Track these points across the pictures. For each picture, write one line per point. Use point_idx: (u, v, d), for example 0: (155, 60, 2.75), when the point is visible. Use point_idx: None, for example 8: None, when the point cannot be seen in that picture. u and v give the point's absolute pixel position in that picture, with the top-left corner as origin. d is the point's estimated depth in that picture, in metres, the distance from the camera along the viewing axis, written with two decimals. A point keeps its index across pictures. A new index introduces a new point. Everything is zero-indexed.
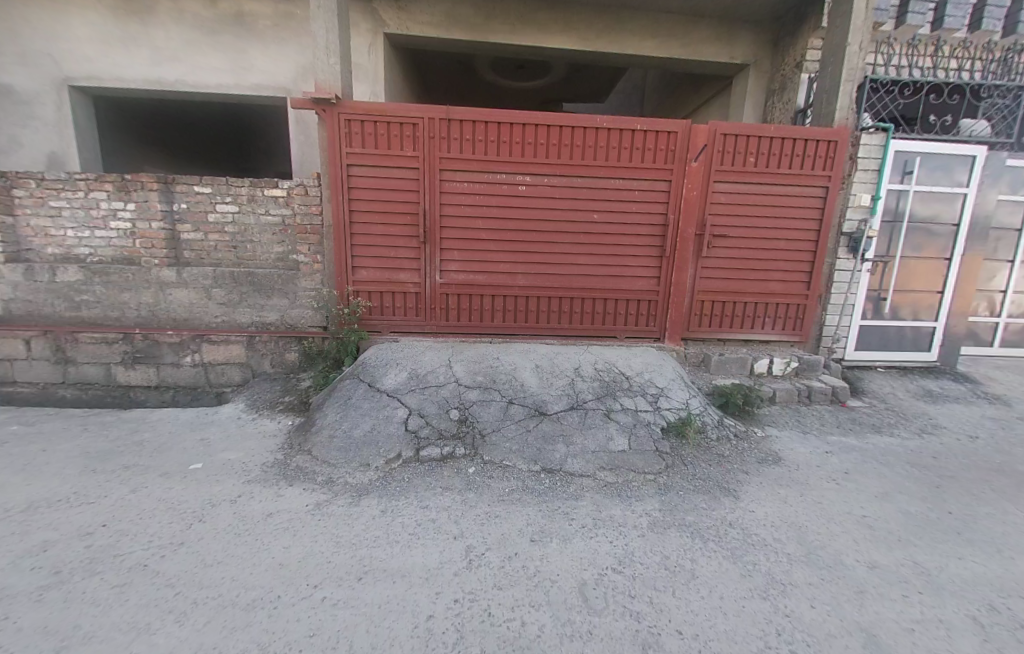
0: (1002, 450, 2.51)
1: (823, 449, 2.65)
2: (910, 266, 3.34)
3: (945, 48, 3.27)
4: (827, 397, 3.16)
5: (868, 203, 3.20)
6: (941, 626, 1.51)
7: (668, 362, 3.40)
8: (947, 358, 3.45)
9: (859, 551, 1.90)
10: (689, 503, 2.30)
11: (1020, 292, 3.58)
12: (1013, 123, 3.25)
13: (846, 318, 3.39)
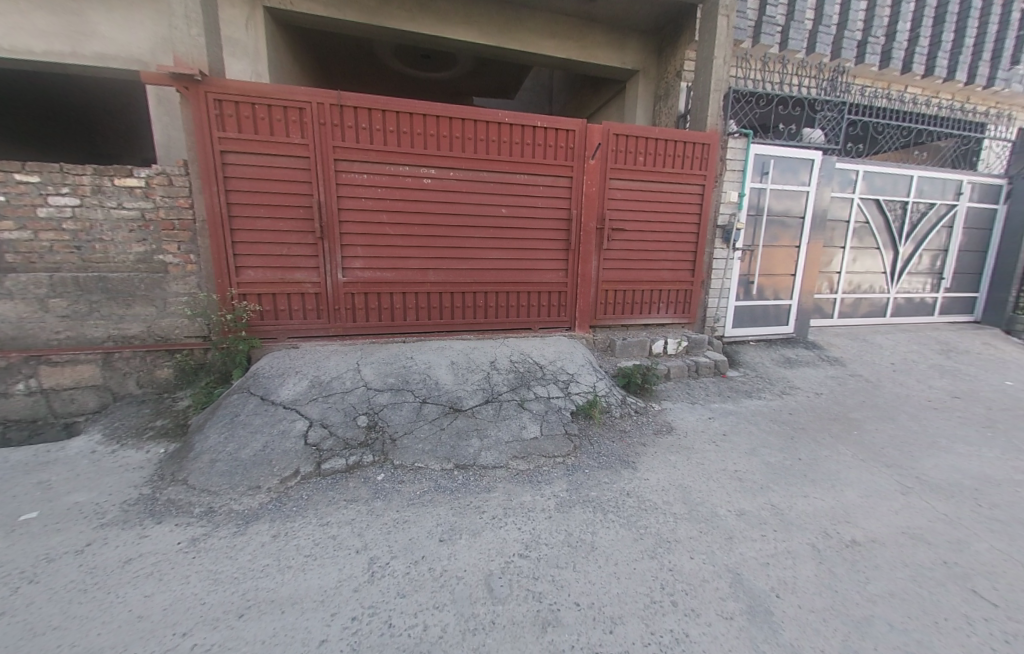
0: (837, 402, 3.03)
1: (707, 415, 3.00)
2: (770, 253, 3.86)
3: (789, 66, 3.75)
4: (712, 369, 3.55)
5: (735, 199, 3.64)
6: (788, 557, 1.79)
7: (578, 349, 3.55)
8: (801, 329, 4.03)
9: (731, 501, 2.16)
10: (595, 480, 2.42)
11: (852, 272, 4.19)
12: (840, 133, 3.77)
13: (723, 300, 3.84)
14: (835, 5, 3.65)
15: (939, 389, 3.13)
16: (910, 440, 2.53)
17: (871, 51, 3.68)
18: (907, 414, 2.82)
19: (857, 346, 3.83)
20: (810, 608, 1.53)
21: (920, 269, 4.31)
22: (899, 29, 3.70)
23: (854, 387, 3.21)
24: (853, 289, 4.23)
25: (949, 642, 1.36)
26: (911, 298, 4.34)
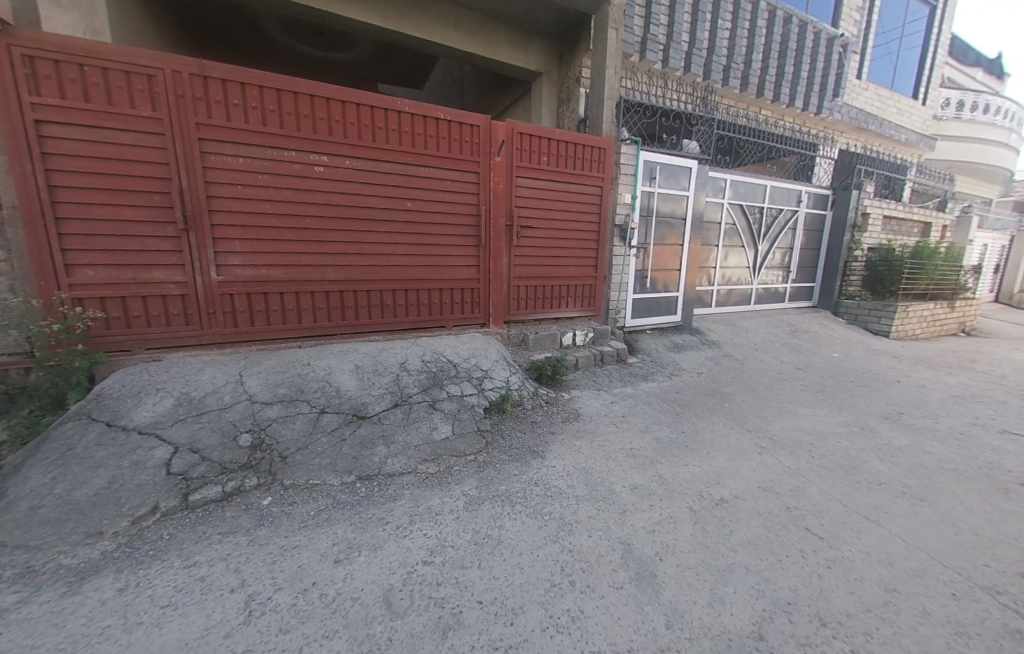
0: (714, 379, 3.48)
1: (609, 399, 3.22)
2: (660, 250, 4.28)
3: (670, 82, 4.16)
4: (614, 357, 3.82)
5: (629, 201, 3.96)
6: (671, 522, 1.99)
7: (492, 345, 3.55)
8: (687, 317, 4.52)
9: (626, 478, 2.34)
10: (505, 475, 2.42)
11: (725, 267, 4.85)
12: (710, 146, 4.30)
13: (623, 293, 4.16)
14: (705, 27, 4.03)
15: (786, 363, 3.77)
16: (765, 407, 2.99)
17: (732, 75, 4.21)
18: (764, 385, 3.35)
19: (729, 330, 4.42)
20: (686, 566, 1.72)
21: (774, 264, 5.15)
22: (754, 57, 4.24)
23: (726, 366, 3.72)
24: (725, 281, 4.89)
25: (789, 577, 1.64)
26: (769, 289, 5.17)
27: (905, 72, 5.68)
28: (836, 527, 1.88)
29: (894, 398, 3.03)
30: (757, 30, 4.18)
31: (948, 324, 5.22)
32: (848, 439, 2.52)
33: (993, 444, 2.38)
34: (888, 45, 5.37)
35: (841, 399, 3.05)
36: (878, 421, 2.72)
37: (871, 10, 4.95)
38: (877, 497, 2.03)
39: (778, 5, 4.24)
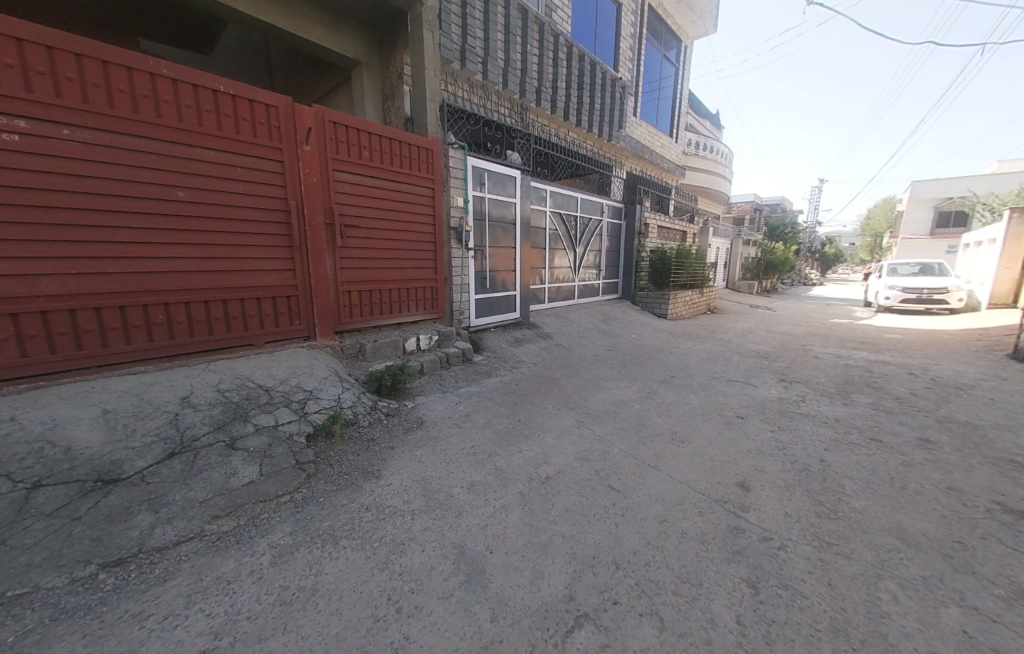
0: (548, 367, 3.84)
1: (453, 402, 3.18)
2: (495, 253, 4.52)
3: (490, 95, 4.37)
4: (460, 357, 3.82)
5: (461, 204, 4.04)
6: (502, 512, 2.03)
7: (320, 360, 3.06)
8: (524, 313, 4.89)
9: (463, 479, 2.30)
10: (333, 512, 1.98)
11: (553, 267, 5.46)
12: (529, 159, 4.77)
13: (465, 294, 4.23)
14: (518, 49, 4.38)
15: (601, 346, 4.46)
16: (584, 386, 3.43)
17: (543, 97, 4.71)
18: (585, 366, 3.86)
19: (558, 322, 4.98)
20: (512, 551, 1.76)
21: (590, 264, 6.06)
22: (559, 84, 4.84)
23: (556, 354, 4.16)
24: (554, 279, 5.50)
25: (594, 534, 1.86)
26: (588, 284, 6.07)
27: (664, 115, 7.43)
28: (630, 479, 2.23)
29: (669, 365, 3.90)
30: (559, 62, 4.80)
31: (700, 305, 7.04)
32: (640, 403, 3.09)
33: (722, 390, 3.27)
34: (652, 92, 6.91)
35: (637, 371, 3.74)
36: (660, 385, 3.43)
37: (639, 63, 6.26)
38: (657, 446, 2.52)
39: (573, 44, 4.95)
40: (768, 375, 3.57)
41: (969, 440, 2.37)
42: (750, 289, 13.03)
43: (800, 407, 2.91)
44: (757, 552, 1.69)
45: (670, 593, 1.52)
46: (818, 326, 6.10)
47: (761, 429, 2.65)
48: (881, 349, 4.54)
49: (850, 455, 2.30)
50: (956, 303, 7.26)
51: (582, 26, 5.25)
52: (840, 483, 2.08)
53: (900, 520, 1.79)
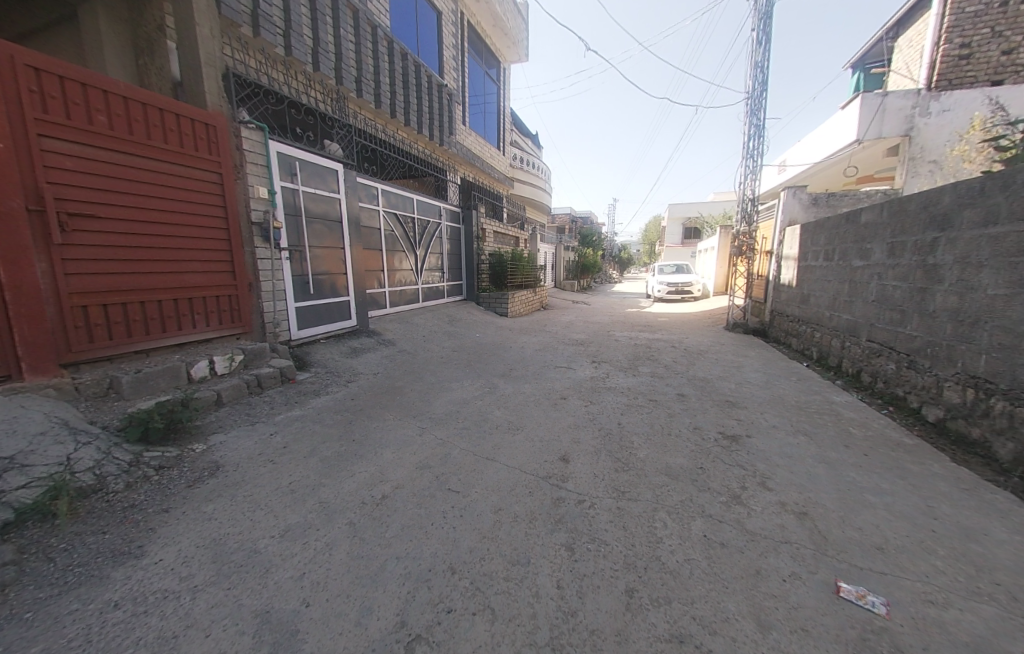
0: (389, 376, 3.58)
1: (267, 433, 2.56)
2: (318, 254, 3.96)
3: (294, 73, 3.81)
4: (277, 379, 3.16)
5: (266, 196, 3.39)
6: (326, 550, 1.66)
7: (32, 408, 1.99)
8: (361, 320, 4.48)
9: (276, 523, 1.81)
10: (54, 628, 1.23)
11: (392, 270, 5.18)
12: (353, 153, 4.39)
13: (280, 302, 3.57)
14: (329, 31, 3.96)
15: (446, 348, 4.46)
16: (427, 390, 3.34)
17: (364, 89, 4.40)
18: (429, 370, 3.77)
19: (402, 328, 4.76)
20: (336, 594, 1.43)
21: (433, 267, 6.03)
22: (381, 79, 4.61)
23: (399, 361, 3.93)
24: (395, 283, 5.24)
25: (432, 543, 1.71)
26: (432, 287, 6.01)
27: (492, 129, 8.02)
28: (470, 477, 2.22)
29: (508, 359, 4.18)
30: (380, 56, 4.57)
31: (535, 303, 7.88)
32: (482, 399, 3.18)
33: (550, 376, 3.67)
34: (478, 106, 7.36)
35: (478, 369, 3.86)
36: (499, 379, 3.62)
37: (463, 75, 6.56)
38: (495, 438, 2.62)
39: (393, 40, 4.80)
40: (584, 359, 4.21)
41: (705, 390, 3.29)
42: (573, 289, 15.72)
43: (606, 382, 3.50)
44: (574, 516, 1.89)
45: (501, 580, 1.52)
46: (619, 315, 7.63)
47: (579, 405, 3.06)
48: (656, 330, 5.97)
49: (638, 416, 2.87)
50: (697, 293, 10.23)
51: (403, 25, 5.15)
52: (632, 439, 2.56)
53: (667, 460, 2.30)
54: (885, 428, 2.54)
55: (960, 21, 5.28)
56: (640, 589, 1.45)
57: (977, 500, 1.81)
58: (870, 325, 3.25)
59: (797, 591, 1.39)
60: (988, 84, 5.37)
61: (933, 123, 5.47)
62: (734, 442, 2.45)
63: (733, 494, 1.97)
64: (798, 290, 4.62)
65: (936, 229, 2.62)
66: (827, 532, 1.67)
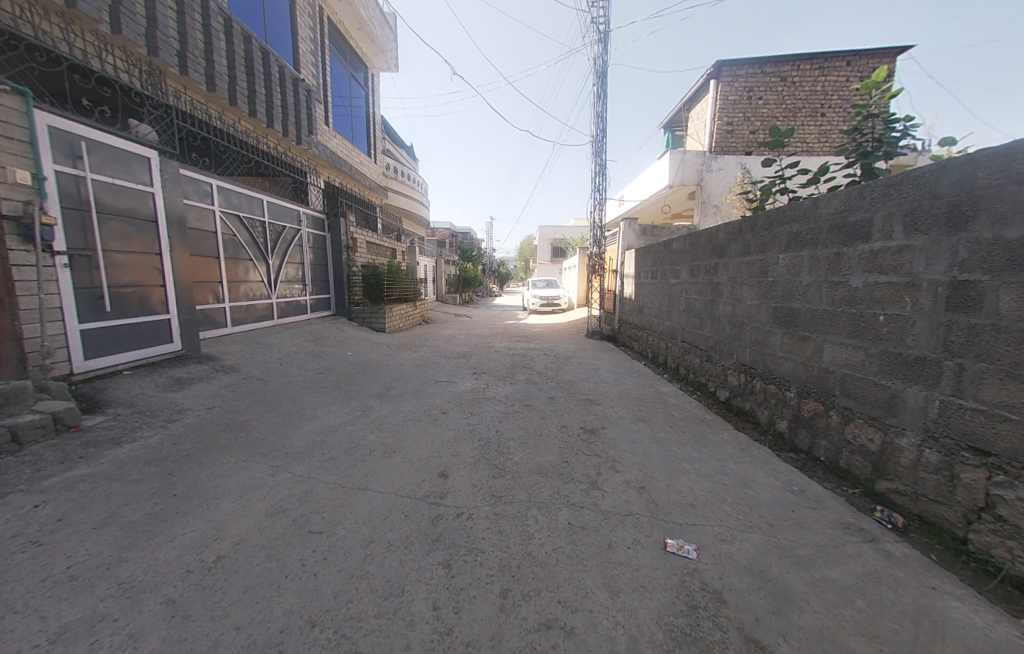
0: (230, 409, 2.99)
1: (28, 505, 1.84)
2: (119, 261, 3.10)
3: (78, 29, 2.95)
4: (46, 429, 2.31)
5: (29, 181, 2.50)
6: (127, 646, 1.27)
7: None
8: (190, 343, 3.66)
9: (40, 629, 1.30)
10: None
11: (234, 282, 4.38)
12: (173, 139, 3.60)
13: (54, 324, 2.65)
14: None
15: (310, 370, 3.97)
16: (284, 421, 2.91)
17: (191, 67, 3.70)
18: (286, 398, 3.29)
19: (250, 349, 4.05)
20: None
21: (292, 278, 5.35)
22: (216, 59, 3.94)
23: (246, 389, 3.33)
24: (239, 297, 4.45)
25: (285, 599, 1.47)
26: (291, 302, 5.31)
27: (360, 134, 7.61)
28: (335, 513, 1.99)
29: (384, 378, 3.95)
30: (214, 32, 3.91)
31: (415, 317, 7.66)
32: (353, 424, 2.93)
33: (428, 392, 3.60)
34: (343, 108, 6.90)
35: (349, 391, 3.55)
36: (374, 400, 3.39)
37: (324, 72, 6.09)
38: (368, 465, 2.43)
39: (233, 18, 4.18)
40: (464, 371, 4.27)
41: (570, 392, 3.69)
42: (457, 302, 15.85)
43: (485, 393, 3.62)
44: (451, 531, 1.88)
45: (371, 619, 1.40)
46: (498, 327, 8.01)
47: (458, 419, 3.08)
48: (531, 339, 6.48)
49: (512, 422, 3.04)
50: (564, 305, 11.50)
51: (244, 5, 4.52)
52: (507, 444, 2.70)
53: (538, 460, 2.49)
54: (694, 409, 3.25)
55: (726, 105, 7.36)
56: (513, 587, 1.52)
57: (749, 456, 2.46)
58: (682, 329, 4.16)
59: (638, 554, 1.66)
60: (744, 153, 7.49)
61: (715, 177, 7.32)
62: (592, 434, 2.81)
63: (591, 481, 2.25)
64: (636, 302, 5.63)
65: (717, 256, 3.52)
66: (658, 500, 2.04)
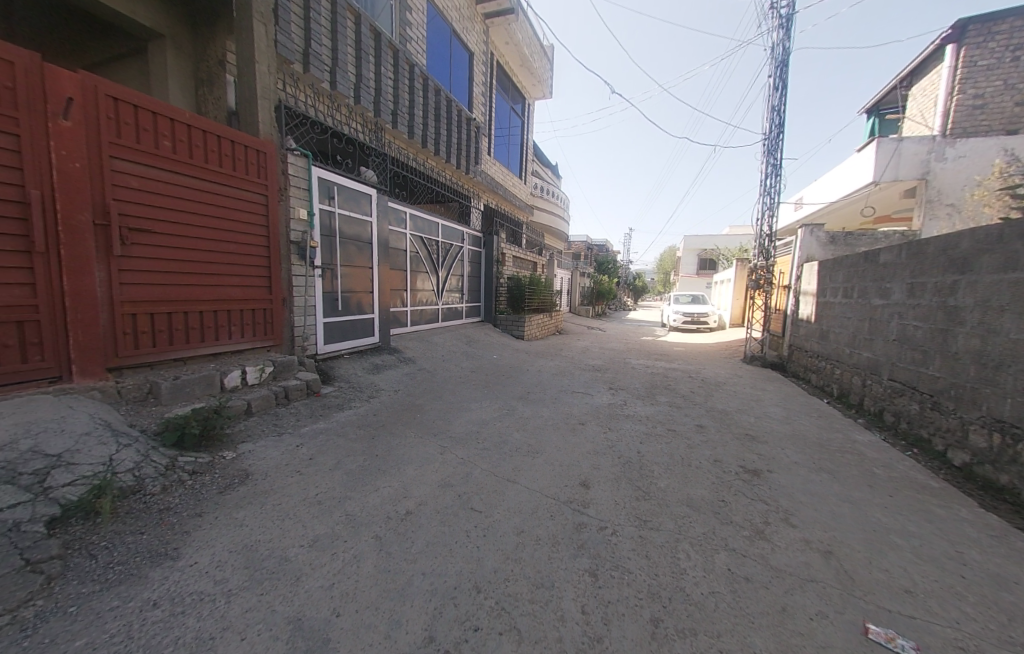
0: (410, 394, 3.67)
1: (294, 444, 2.64)
2: (348, 273, 4.15)
3: (339, 107, 4.09)
4: (302, 392, 3.26)
5: (305, 217, 3.59)
6: (353, 562, 1.69)
7: (80, 410, 2.09)
8: (384, 338, 4.61)
9: (303, 534, 1.84)
10: (97, 622, 1.28)
11: (414, 290, 5.35)
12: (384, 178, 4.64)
13: (310, 317, 3.72)
14: (370, 69, 4.27)
15: (464, 368, 4.56)
16: (446, 409, 3.41)
17: (399, 121, 4.69)
18: (448, 390, 3.86)
19: (422, 346, 4.88)
20: (365, 606, 1.46)
21: (453, 288, 6.23)
22: (416, 112, 4.93)
23: (420, 379, 4.03)
24: (416, 302, 5.41)
25: (456, 562, 1.73)
26: (451, 308, 6.18)
27: (515, 159, 8.40)
28: (491, 498, 2.25)
29: (525, 382, 4.27)
30: (416, 91, 4.90)
31: (550, 327, 8.00)
32: (501, 421, 3.25)
33: (567, 401, 3.73)
34: (503, 137, 7.75)
35: (496, 390, 3.96)
36: (518, 401, 3.70)
37: (490, 108, 6.96)
38: (515, 461, 2.66)
39: (428, 77, 5.15)
40: (601, 385, 4.27)
41: (724, 423, 3.31)
42: (588, 315, 15.80)
43: (623, 410, 3.55)
44: (596, 542, 1.90)
45: (526, 602, 1.53)
46: (634, 342, 7.73)
47: (598, 432, 3.10)
48: (672, 359, 6.04)
49: (658, 445, 2.90)
50: (712, 324, 10.30)
51: (438, 63, 5.52)
52: (652, 469, 2.58)
53: (688, 491, 2.32)
54: (909, 470, 2.52)
55: (972, 74, 5.68)
56: (665, 618, 1.46)
57: (1011, 549, 1.78)
58: (892, 364, 3.28)
59: (825, 630, 1.39)
60: (1002, 132, 5.58)
61: (949, 167, 5.63)
62: (756, 476, 2.46)
63: (756, 529, 1.98)
64: (817, 325, 4.70)
65: (957, 272, 2.69)
66: (853, 573, 1.67)
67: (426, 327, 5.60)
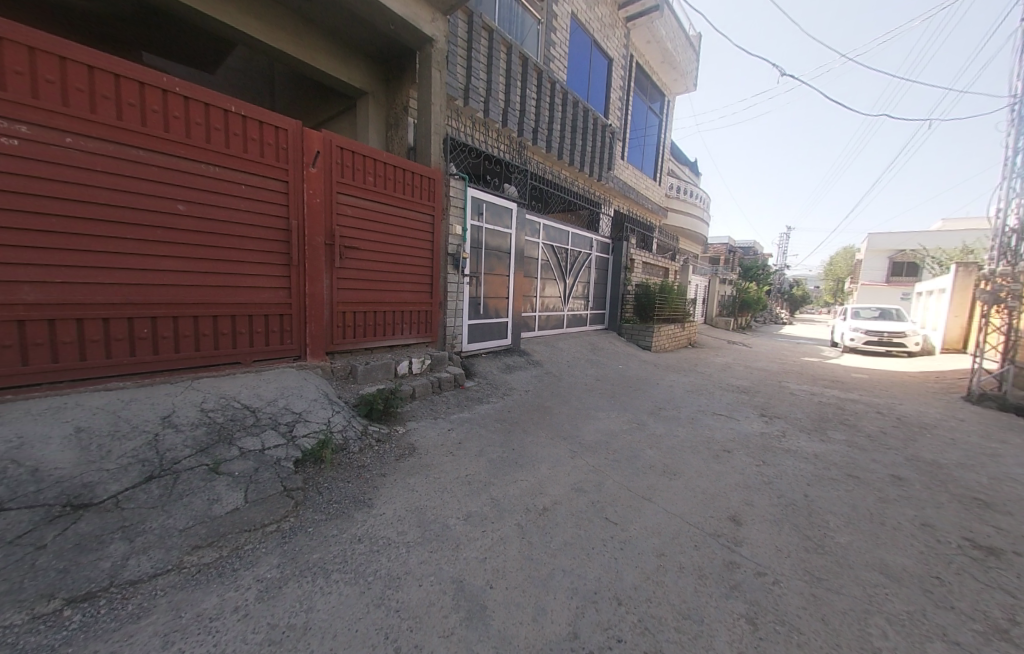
0: (540, 396, 3.88)
1: (446, 427, 3.08)
2: (489, 280, 4.60)
3: (490, 131, 4.56)
4: (451, 384, 3.76)
5: (459, 232, 4.12)
6: (500, 544, 1.89)
7: (310, 381, 2.85)
8: (515, 341, 4.98)
9: (459, 508, 2.14)
10: (325, 543, 1.73)
11: (543, 296, 5.62)
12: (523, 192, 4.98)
13: (458, 319, 4.25)
14: (517, 92, 4.65)
15: (590, 376, 4.59)
16: (576, 415, 3.50)
17: (539, 137, 4.98)
18: (576, 396, 3.95)
19: (548, 351, 5.10)
20: (513, 586, 1.62)
21: (579, 294, 6.30)
22: (554, 126, 5.16)
23: (548, 382, 4.23)
24: (544, 308, 5.67)
25: (595, 568, 1.78)
26: (576, 314, 6.29)
27: (649, 160, 8.03)
28: (627, 512, 2.23)
29: (656, 396, 4.07)
30: (555, 107, 5.13)
31: (681, 339, 7.40)
32: (631, 434, 3.18)
33: (706, 423, 3.43)
34: (638, 138, 7.49)
35: (624, 401, 3.88)
36: (649, 416, 3.56)
37: (626, 112, 6.82)
38: (650, 479, 2.57)
39: (568, 91, 5.34)
40: (748, 410, 3.78)
41: (935, 478, 2.58)
42: (727, 326, 13.96)
43: (781, 442, 3.08)
44: (753, 587, 1.70)
45: (671, 628, 1.47)
46: (788, 363, 6.57)
47: (748, 463, 2.76)
48: (848, 387, 4.94)
49: (831, 491, 2.44)
50: (913, 347, 7.97)
51: (578, 76, 5.68)
52: (825, 519, 2.18)
53: (880, 556, 1.88)
54: None
55: None
56: None
57: None
58: None
59: None
60: None
61: None
62: (994, 558, 1.85)
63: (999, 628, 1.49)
64: None
65: None
66: None
67: (551, 332, 5.83)
